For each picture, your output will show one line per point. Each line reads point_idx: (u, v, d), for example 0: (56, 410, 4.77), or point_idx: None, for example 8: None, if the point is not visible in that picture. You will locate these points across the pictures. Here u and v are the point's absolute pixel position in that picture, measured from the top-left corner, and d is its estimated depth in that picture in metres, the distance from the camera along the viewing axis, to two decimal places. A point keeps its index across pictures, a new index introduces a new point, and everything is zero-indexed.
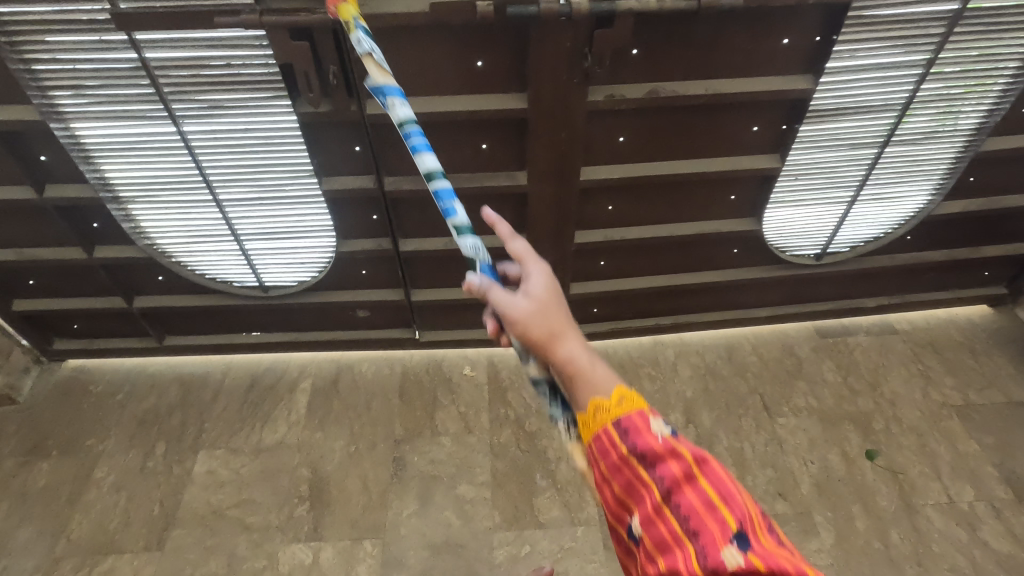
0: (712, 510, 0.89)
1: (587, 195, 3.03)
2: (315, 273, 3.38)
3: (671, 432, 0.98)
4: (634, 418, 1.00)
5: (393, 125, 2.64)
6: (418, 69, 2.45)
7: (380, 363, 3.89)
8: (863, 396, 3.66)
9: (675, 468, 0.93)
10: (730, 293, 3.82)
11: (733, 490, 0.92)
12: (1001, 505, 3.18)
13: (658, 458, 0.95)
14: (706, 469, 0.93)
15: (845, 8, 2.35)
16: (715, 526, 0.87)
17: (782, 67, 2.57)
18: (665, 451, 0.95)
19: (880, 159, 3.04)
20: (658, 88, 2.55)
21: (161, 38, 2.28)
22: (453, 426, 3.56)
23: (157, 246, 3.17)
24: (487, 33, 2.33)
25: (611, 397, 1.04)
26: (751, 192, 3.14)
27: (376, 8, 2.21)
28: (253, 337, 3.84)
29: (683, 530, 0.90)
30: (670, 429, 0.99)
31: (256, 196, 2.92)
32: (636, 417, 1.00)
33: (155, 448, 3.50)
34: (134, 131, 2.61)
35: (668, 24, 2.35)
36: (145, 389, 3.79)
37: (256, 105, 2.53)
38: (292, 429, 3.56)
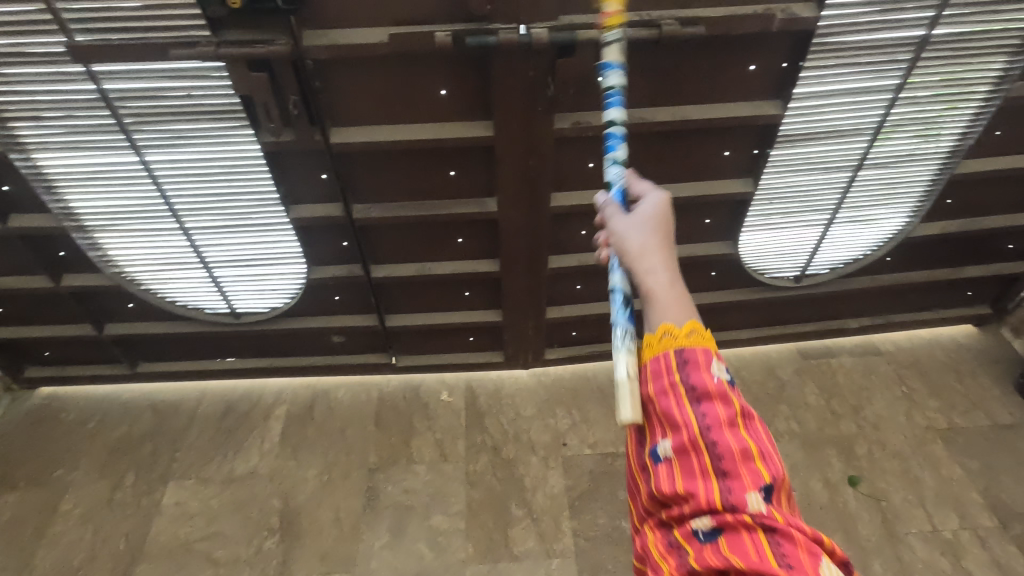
0: (749, 458, 0.92)
1: (560, 221, 3.00)
2: (287, 299, 3.33)
3: (728, 376, 1.01)
4: (697, 351, 1.01)
5: (358, 154, 2.61)
6: (381, 99, 2.43)
7: (356, 389, 3.83)
8: (846, 420, 3.60)
9: (722, 412, 0.96)
10: (710, 315, 3.78)
11: (770, 448, 0.95)
12: (986, 534, 3.12)
13: (708, 397, 0.97)
14: (749, 422, 0.97)
15: (810, 35, 2.33)
16: (750, 473, 0.90)
17: (749, 93, 2.55)
18: (718, 393, 0.97)
19: (855, 183, 3.01)
20: (625, 116, 2.53)
21: (119, 69, 2.26)
22: (428, 454, 3.50)
23: (125, 274, 3.14)
24: (449, 62, 2.31)
25: (683, 327, 1.05)
26: (726, 215, 3.11)
27: (335, 38, 2.18)
28: (227, 363, 3.79)
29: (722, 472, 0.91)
30: (727, 373, 1.02)
31: (223, 224, 2.88)
32: (698, 351, 1.01)
33: (123, 478, 3.43)
34: (96, 161, 2.59)
35: (633, 52, 2.33)
36: (117, 417, 3.73)
37: (218, 135, 2.50)
38: (264, 458, 3.50)
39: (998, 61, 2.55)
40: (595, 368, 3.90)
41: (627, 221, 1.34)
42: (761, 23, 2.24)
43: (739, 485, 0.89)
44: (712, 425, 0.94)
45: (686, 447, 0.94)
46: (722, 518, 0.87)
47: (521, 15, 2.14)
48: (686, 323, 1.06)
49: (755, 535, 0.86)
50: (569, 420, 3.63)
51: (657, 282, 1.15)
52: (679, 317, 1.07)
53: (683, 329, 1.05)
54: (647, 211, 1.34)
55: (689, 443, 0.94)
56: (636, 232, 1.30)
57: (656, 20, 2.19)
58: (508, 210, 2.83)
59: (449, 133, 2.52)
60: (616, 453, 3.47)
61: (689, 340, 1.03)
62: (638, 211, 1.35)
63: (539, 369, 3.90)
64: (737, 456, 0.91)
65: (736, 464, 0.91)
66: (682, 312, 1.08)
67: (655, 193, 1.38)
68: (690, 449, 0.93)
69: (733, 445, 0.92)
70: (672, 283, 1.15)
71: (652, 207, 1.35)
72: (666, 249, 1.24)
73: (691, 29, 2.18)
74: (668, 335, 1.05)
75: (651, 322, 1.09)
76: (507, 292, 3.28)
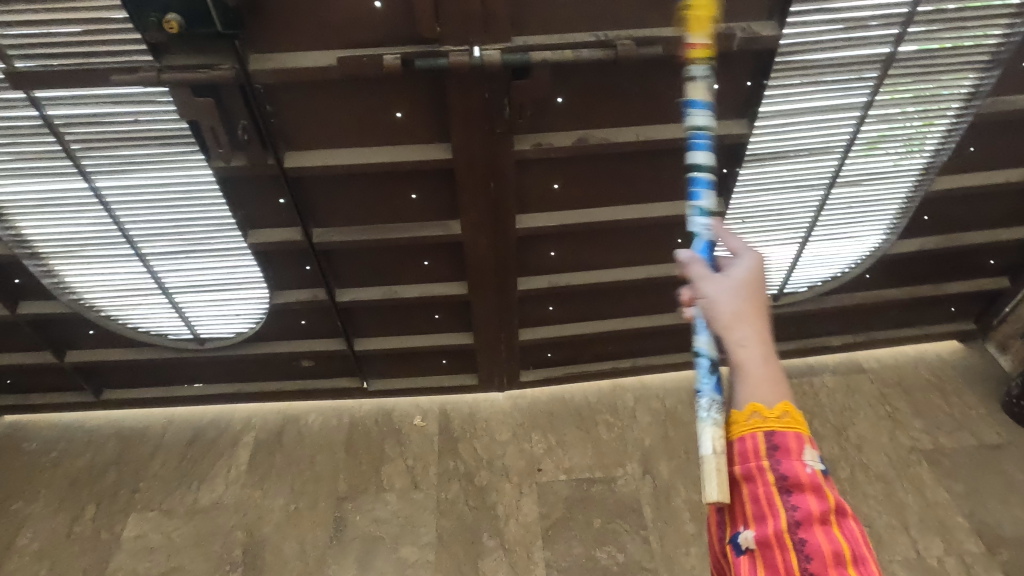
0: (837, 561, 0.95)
1: (527, 242, 2.93)
2: (252, 324, 3.25)
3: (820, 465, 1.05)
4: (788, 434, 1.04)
5: (315, 177, 2.54)
6: (335, 122, 2.36)
7: (327, 414, 3.72)
8: (828, 442, 3.50)
9: (813, 506, 1.00)
10: (689, 334, 3.69)
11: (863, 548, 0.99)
12: (971, 560, 3.03)
13: (799, 487, 1.01)
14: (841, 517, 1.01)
15: (772, 54, 2.28)
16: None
17: (714, 112, 2.49)
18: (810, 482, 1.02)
19: (828, 201, 2.94)
20: (587, 136, 2.46)
21: (62, 95, 2.20)
22: (399, 482, 3.40)
23: (84, 301, 3.07)
24: (403, 85, 2.25)
25: (774, 409, 1.06)
26: (698, 235, 3.04)
27: (282, 62, 2.12)
28: (194, 389, 3.69)
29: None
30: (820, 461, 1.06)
31: (181, 249, 2.81)
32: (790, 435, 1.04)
33: (84, 511, 3.34)
34: (45, 187, 2.52)
35: (591, 72, 2.28)
36: (80, 446, 3.63)
37: (168, 160, 2.43)
38: (230, 488, 3.40)
39: (968, 78, 2.50)
40: (572, 390, 3.80)
41: (721, 283, 1.21)
42: (720, 43, 2.18)
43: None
44: (802, 522, 0.99)
45: (768, 540, 0.99)
46: None
47: (471, 37, 2.07)
48: (779, 403, 1.06)
49: None
50: (544, 445, 3.53)
51: (746, 351, 1.10)
52: (771, 399, 1.06)
53: (776, 410, 1.06)
54: (740, 274, 1.22)
55: (772, 536, 0.98)
56: (724, 298, 1.18)
57: (612, 41, 2.14)
58: (472, 233, 2.76)
59: (406, 155, 2.45)
60: (591, 479, 3.38)
61: (781, 424, 1.05)
62: (732, 272, 1.22)
63: (514, 392, 3.80)
64: (804, 480, 1.02)
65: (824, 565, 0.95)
66: (773, 394, 1.07)
67: (749, 256, 1.26)
68: (770, 505, 1.02)
69: (803, 476, 1.02)
70: (762, 353, 1.10)
71: (746, 272, 1.22)
72: (756, 317, 1.14)
73: (647, 50, 2.13)
74: (758, 416, 1.06)
75: (739, 398, 1.09)
76: (476, 315, 3.20)
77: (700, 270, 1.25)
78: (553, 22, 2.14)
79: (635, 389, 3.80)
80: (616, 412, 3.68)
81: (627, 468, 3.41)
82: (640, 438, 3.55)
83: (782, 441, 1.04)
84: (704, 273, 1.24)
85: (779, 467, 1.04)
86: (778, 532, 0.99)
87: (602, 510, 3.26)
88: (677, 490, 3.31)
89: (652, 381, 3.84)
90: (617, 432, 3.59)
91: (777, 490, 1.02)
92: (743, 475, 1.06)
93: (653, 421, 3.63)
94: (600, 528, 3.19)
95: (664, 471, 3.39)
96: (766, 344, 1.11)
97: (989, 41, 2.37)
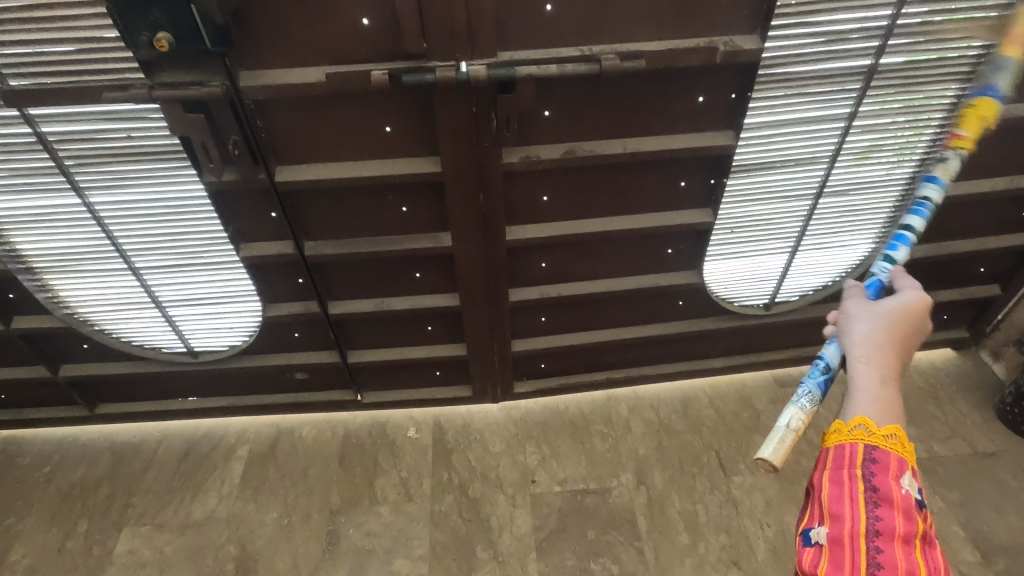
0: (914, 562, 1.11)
1: (518, 253, 2.95)
2: (246, 337, 3.27)
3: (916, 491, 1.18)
4: (880, 449, 1.22)
5: (306, 191, 2.57)
6: (325, 137, 2.39)
7: (320, 426, 3.71)
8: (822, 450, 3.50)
9: (900, 522, 1.14)
10: (682, 343, 3.70)
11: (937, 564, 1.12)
12: (967, 570, 3.02)
13: (891, 504, 1.16)
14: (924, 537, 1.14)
15: (754, 67, 2.31)
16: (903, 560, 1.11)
17: (700, 124, 2.52)
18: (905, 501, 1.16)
19: (816, 210, 2.97)
20: (575, 149, 2.50)
21: (56, 113, 2.23)
22: (393, 494, 3.39)
23: (78, 315, 3.08)
24: (392, 100, 2.29)
25: (885, 427, 1.25)
26: (688, 245, 3.06)
27: (272, 78, 2.15)
28: (188, 402, 3.69)
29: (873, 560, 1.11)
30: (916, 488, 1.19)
31: (173, 263, 2.83)
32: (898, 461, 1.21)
33: (76, 526, 3.33)
34: (39, 203, 2.54)
35: (577, 85, 2.31)
36: (73, 461, 3.62)
37: (160, 175, 2.46)
38: (223, 501, 3.39)
39: (950, 89, 2.53)
40: (566, 401, 3.80)
41: (870, 309, 1.48)
42: (703, 56, 2.22)
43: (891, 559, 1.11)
44: (881, 532, 1.14)
45: (841, 539, 1.15)
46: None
47: (457, 52, 2.11)
48: (890, 426, 1.26)
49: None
50: (538, 456, 3.53)
51: (865, 373, 1.36)
52: (883, 418, 1.26)
53: (883, 431, 1.24)
54: (893, 307, 1.46)
55: (847, 536, 1.14)
56: (862, 324, 1.45)
57: (597, 55, 2.17)
58: (463, 245, 2.78)
59: (396, 169, 2.48)
60: (585, 490, 3.37)
61: (883, 439, 1.23)
62: (886, 304, 1.47)
63: (509, 403, 3.80)
64: (897, 498, 1.16)
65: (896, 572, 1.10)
66: (885, 415, 1.27)
67: (913, 295, 1.48)
68: (853, 505, 1.17)
69: (898, 496, 1.17)
70: (875, 376, 1.35)
71: (903, 306, 1.46)
72: (890, 350, 1.39)
73: (631, 63, 2.17)
74: (865, 428, 1.25)
75: (848, 409, 1.30)
76: (468, 326, 3.21)
77: (849, 314, 1.50)
78: (538, 37, 2.17)
79: (629, 399, 3.80)
80: (610, 422, 3.68)
81: (621, 479, 3.40)
82: (634, 448, 3.54)
83: (882, 457, 1.21)
84: (859, 300, 1.53)
85: (876, 485, 1.18)
86: (852, 533, 1.14)
87: (596, 521, 3.24)
88: (671, 501, 3.30)
89: (646, 391, 3.84)
90: (610, 442, 3.58)
91: (863, 496, 1.17)
92: (830, 477, 1.22)
93: (647, 431, 3.62)
94: (595, 539, 3.18)
95: (658, 482, 3.38)
96: (886, 372, 1.36)
97: (969, 52, 2.41)
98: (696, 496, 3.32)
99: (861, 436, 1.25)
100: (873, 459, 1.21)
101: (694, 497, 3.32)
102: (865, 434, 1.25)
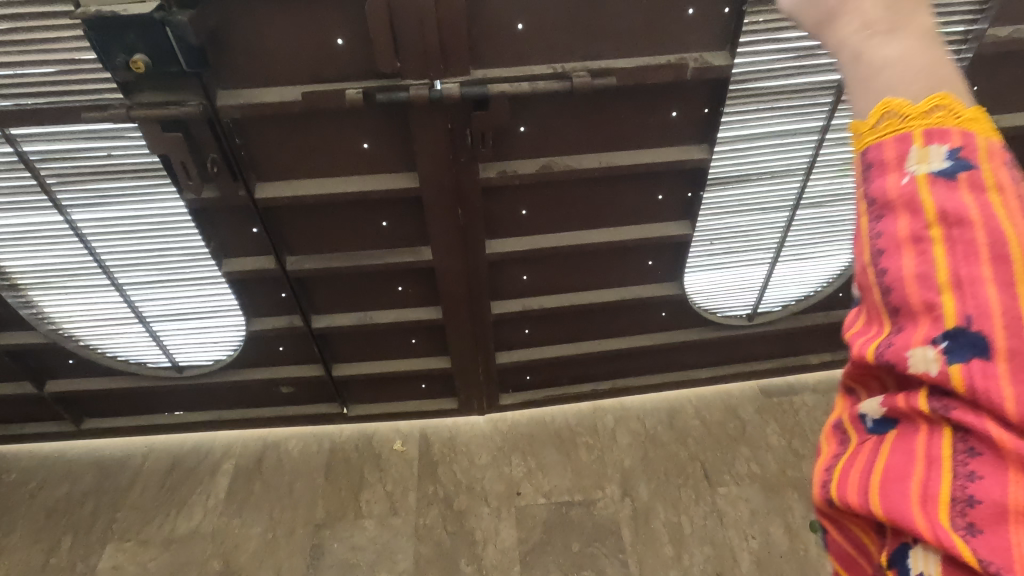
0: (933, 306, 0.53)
1: (499, 266, 2.97)
2: (230, 351, 3.28)
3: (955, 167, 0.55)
4: (888, 143, 0.58)
5: (286, 207, 2.60)
6: (303, 153, 2.42)
7: (307, 440, 3.72)
8: (808, 461, 3.50)
9: (905, 226, 0.56)
10: (667, 354, 3.71)
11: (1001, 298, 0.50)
12: None
13: (889, 204, 0.57)
14: (979, 239, 0.52)
15: (725, 82, 2.35)
16: (928, 323, 0.53)
17: (675, 139, 2.56)
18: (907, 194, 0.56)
19: (794, 222, 2.99)
20: (551, 163, 2.53)
21: (37, 133, 2.26)
22: (378, 508, 3.39)
23: (63, 331, 3.10)
24: (368, 117, 2.32)
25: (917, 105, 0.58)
26: (668, 257, 3.08)
27: (248, 97, 2.19)
28: (175, 417, 3.69)
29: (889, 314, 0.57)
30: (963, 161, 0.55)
31: (156, 279, 2.86)
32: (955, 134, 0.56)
33: (61, 542, 3.33)
34: (22, 221, 2.58)
35: (550, 102, 2.35)
36: (59, 477, 3.62)
37: (141, 193, 2.49)
38: (208, 516, 3.39)
39: None
40: (552, 412, 3.80)
41: None
42: (674, 73, 2.26)
43: (904, 337, 0.55)
44: (890, 248, 0.57)
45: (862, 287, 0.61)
46: (891, 399, 0.58)
47: (431, 71, 2.15)
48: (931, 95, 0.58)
49: (929, 428, 0.54)
50: (524, 468, 3.53)
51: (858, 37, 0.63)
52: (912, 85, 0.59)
53: (924, 104, 0.57)
54: None
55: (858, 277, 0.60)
56: None
57: (568, 73, 2.21)
58: (443, 258, 2.80)
59: (374, 185, 2.51)
60: (570, 502, 3.37)
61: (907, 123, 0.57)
62: None
63: (495, 415, 3.80)
64: (921, 197, 0.55)
65: (907, 296, 0.55)
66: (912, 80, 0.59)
67: None
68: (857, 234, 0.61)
69: (929, 186, 0.56)
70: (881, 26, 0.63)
71: None
72: None
73: (602, 80, 2.21)
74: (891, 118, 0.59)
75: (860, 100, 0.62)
76: (451, 339, 3.22)
77: None
78: (511, 55, 2.22)
79: (616, 410, 3.81)
80: (596, 434, 3.68)
81: (606, 490, 3.40)
82: (619, 460, 3.54)
83: (884, 151, 0.58)
84: None
85: (899, 186, 0.57)
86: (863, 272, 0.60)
87: (580, 534, 3.24)
88: (656, 513, 3.30)
89: (632, 402, 3.85)
90: (596, 453, 3.58)
91: (864, 217, 0.61)
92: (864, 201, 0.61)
93: (633, 443, 3.62)
94: (579, 552, 3.18)
95: (643, 494, 3.38)
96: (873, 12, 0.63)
97: None
98: (680, 508, 3.32)
99: (886, 129, 0.58)
100: (867, 160, 0.60)
101: (678, 508, 3.32)
102: (880, 127, 0.59)
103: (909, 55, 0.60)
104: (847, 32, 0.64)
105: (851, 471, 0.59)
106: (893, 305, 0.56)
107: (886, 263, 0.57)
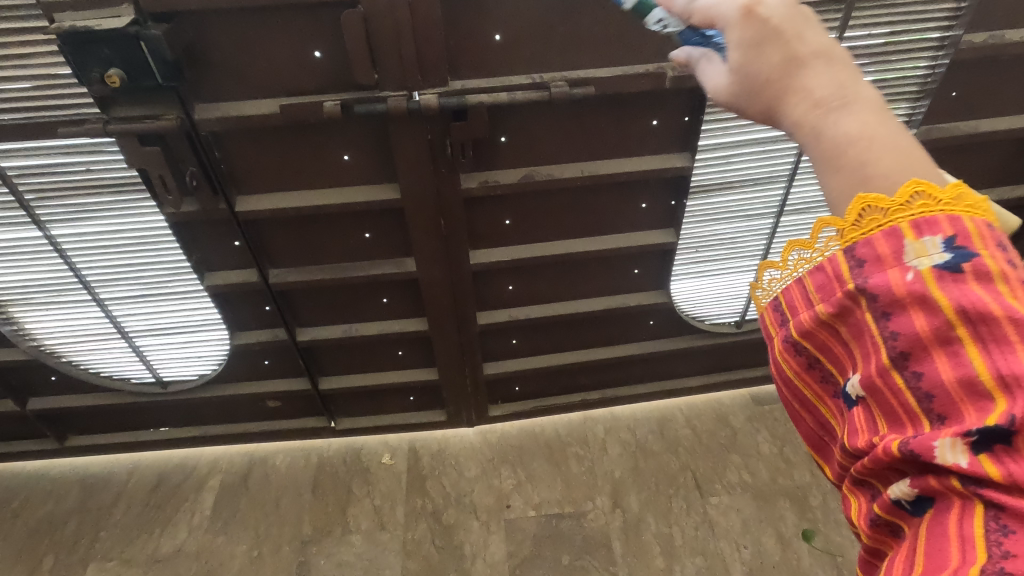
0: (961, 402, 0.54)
1: (484, 276, 2.96)
2: (215, 366, 3.25)
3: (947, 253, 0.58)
4: (878, 240, 0.60)
5: (268, 220, 2.58)
6: (284, 165, 2.41)
7: (294, 454, 3.67)
8: (799, 469, 3.47)
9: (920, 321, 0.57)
10: (657, 363, 3.69)
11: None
12: None
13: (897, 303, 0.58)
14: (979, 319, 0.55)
15: (704, 90, 2.36)
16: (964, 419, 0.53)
17: (656, 147, 2.56)
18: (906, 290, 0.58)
19: (779, 228, 2.99)
20: (533, 172, 2.52)
21: (14, 148, 2.26)
22: (365, 523, 3.34)
23: (45, 347, 3.07)
24: (347, 129, 2.32)
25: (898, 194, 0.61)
26: (654, 265, 3.07)
27: (226, 110, 2.18)
28: (161, 433, 3.66)
29: (917, 409, 0.57)
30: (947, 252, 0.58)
31: (138, 294, 2.83)
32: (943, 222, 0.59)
33: (43, 562, 3.28)
34: (2, 237, 2.56)
35: (530, 112, 2.35)
36: (42, 496, 3.57)
37: (120, 208, 2.47)
38: (193, 534, 3.34)
39: (900, 107, 2.57)
40: (542, 423, 3.77)
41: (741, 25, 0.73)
42: (652, 81, 2.26)
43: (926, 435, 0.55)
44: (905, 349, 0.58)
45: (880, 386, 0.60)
46: (925, 483, 0.55)
47: (409, 82, 2.15)
48: (908, 184, 0.61)
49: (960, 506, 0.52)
50: (513, 480, 3.49)
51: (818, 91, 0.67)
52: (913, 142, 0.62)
53: (900, 197, 0.61)
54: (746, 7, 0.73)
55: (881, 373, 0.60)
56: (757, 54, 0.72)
57: (546, 82, 2.22)
58: (427, 270, 2.79)
59: (355, 197, 2.50)
60: (560, 514, 3.33)
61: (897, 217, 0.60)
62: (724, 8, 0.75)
63: (485, 426, 3.76)
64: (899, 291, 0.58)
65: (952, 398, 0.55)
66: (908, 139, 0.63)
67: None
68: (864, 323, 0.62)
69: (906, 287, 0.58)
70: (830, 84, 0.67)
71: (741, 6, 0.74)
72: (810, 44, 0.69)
73: (580, 89, 2.21)
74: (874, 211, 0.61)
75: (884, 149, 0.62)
76: (438, 351, 3.20)
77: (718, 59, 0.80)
78: (488, 66, 2.22)
79: (606, 420, 3.78)
80: (586, 444, 3.65)
81: (596, 502, 3.37)
82: (610, 470, 3.51)
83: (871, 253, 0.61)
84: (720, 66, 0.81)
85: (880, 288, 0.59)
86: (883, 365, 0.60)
87: (570, 547, 3.20)
88: (647, 524, 3.27)
89: (622, 412, 3.82)
90: (586, 464, 3.55)
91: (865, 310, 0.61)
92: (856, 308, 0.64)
93: (623, 453, 3.59)
94: (569, 565, 3.14)
95: (634, 504, 3.35)
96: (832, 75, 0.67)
97: (917, 72, 2.45)
98: (671, 519, 3.28)
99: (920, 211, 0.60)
100: (855, 255, 0.62)
101: (670, 519, 3.28)
102: (860, 223, 0.62)
103: (868, 129, 0.64)
104: (798, 114, 0.68)
105: (895, 562, 0.56)
106: (928, 397, 0.56)
107: (918, 367, 0.57)
